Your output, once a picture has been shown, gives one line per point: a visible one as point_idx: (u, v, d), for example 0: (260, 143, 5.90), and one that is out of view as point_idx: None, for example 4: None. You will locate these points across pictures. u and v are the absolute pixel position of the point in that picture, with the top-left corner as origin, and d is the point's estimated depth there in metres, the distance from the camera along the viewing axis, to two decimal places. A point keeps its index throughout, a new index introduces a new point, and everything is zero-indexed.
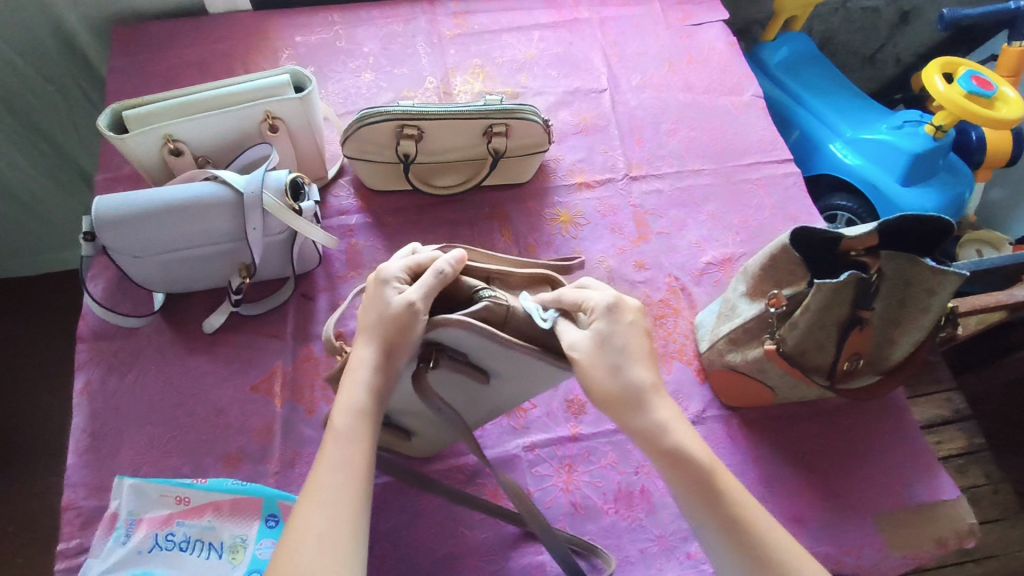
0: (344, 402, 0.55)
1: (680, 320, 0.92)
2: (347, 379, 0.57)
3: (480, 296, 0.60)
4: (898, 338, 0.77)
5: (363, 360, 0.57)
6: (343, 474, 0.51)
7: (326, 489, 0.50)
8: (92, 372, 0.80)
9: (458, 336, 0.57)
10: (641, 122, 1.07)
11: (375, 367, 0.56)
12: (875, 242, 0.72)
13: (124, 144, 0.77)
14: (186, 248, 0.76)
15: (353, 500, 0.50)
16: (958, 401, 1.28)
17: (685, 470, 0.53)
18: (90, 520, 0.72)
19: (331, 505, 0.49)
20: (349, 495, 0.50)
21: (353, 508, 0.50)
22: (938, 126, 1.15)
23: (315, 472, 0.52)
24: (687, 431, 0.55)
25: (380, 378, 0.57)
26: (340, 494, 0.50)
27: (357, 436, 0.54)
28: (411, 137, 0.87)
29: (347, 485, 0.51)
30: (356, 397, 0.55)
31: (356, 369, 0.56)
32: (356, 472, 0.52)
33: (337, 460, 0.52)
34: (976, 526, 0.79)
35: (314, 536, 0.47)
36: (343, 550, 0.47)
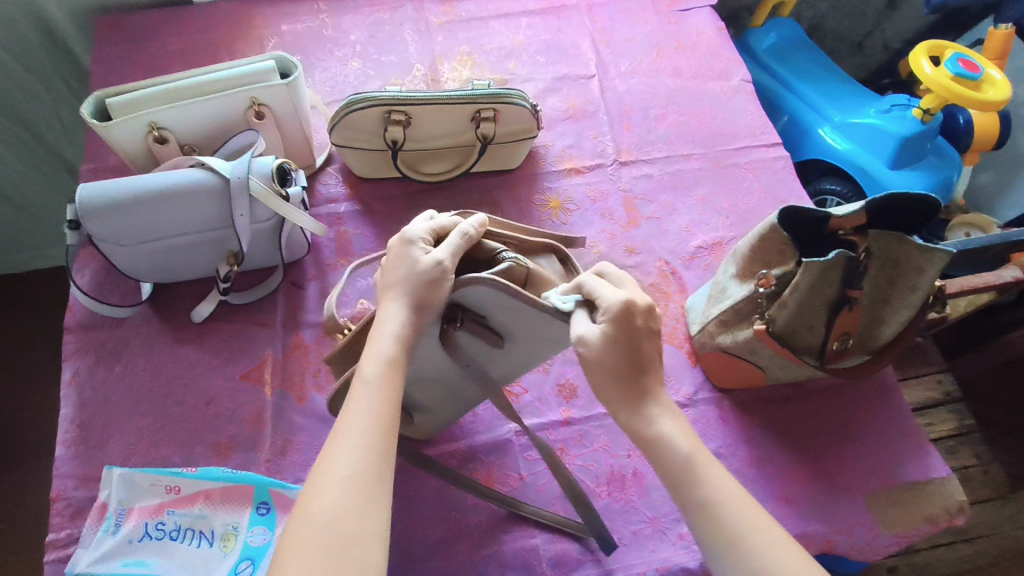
0: (371, 350, 0.56)
1: (671, 304, 0.92)
2: (375, 330, 0.57)
3: (502, 257, 0.62)
4: (887, 317, 0.78)
5: (391, 314, 0.57)
6: (369, 418, 0.51)
7: (353, 433, 0.50)
8: (81, 363, 0.80)
9: (483, 296, 0.59)
10: (630, 107, 1.07)
11: (403, 320, 0.57)
12: (864, 221, 0.73)
13: (108, 132, 0.76)
14: (172, 236, 0.76)
15: (379, 444, 0.50)
16: (948, 383, 1.30)
17: (664, 458, 0.55)
18: (80, 511, 0.72)
19: (358, 448, 0.49)
20: (377, 440, 0.51)
21: (380, 452, 0.50)
22: (925, 109, 1.15)
23: (343, 416, 0.52)
24: (671, 419, 0.56)
25: (407, 328, 0.57)
26: (367, 439, 0.50)
27: (384, 383, 0.54)
28: (398, 123, 0.86)
29: (375, 431, 0.51)
30: (383, 346, 0.55)
31: (383, 323, 0.57)
32: (382, 418, 0.52)
33: (363, 405, 0.52)
34: (966, 503, 0.80)
35: (342, 477, 0.48)
36: (371, 492, 0.48)
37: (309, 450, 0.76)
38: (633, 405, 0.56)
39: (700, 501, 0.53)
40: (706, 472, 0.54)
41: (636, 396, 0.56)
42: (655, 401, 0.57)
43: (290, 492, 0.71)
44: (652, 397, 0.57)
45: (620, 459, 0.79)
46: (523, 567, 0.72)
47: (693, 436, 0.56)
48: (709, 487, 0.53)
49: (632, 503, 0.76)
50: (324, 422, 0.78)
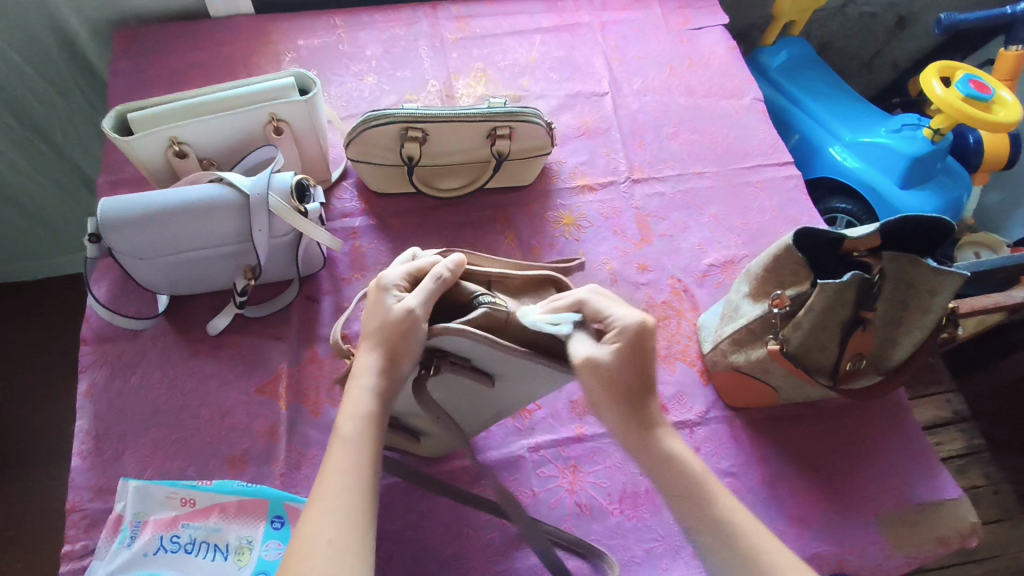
0: (349, 408, 0.57)
1: (683, 321, 0.92)
2: (352, 388, 0.58)
3: (478, 302, 0.60)
4: (900, 338, 0.78)
5: (367, 367, 0.57)
6: (351, 477, 0.52)
7: (335, 492, 0.51)
8: (97, 374, 0.80)
9: (462, 344, 0.58)
10: (643, 125, 1.08)
11: (377, 374, 0.57)
12: (878, 242, 0.73)
13: (130, 146, 0.77)
14: (189, 251, 0.76)
15: (360, 503, 0.51)
16: (957, 402, 1.28)
17: (678, 483, 0.56)
18: (95, 523, 0.72)
19: (337, 507, 0.50)
20: (356, 497, 0.51)
21: (360, 509, 0.50)
22: (935, 129, 1.16)
23: (322, 476, 0.53)
24: (675, 440, 0.57)
25: (382, 383, 0.57)
26: (349, 496, 0.51)
27: (362, 438, 0.54)
28: (415, 139, 0.87)
29: (356, 488, 0.51)
30: (362, 402, 0.56)
31: (360, 376, 0.57)
32: (361, 476, 0.52)
33: (343, 463, 0.53)
34: (979, 524, 0.80)
35: (327, 537, 0.48)
36: (353, 549, 0.48)
37: (323, 464, 0.77)
38: (643, 423, 0.57)
39: (707, 522, 0.54)
40: (712, 491, 0.55)
41: (638, 416, 0.57)
42: (648, 422, 0.57)
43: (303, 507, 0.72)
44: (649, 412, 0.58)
45: (632, 477, 0.79)
46: None
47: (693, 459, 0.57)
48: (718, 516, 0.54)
49: (645, 521, 0.76)
50: None
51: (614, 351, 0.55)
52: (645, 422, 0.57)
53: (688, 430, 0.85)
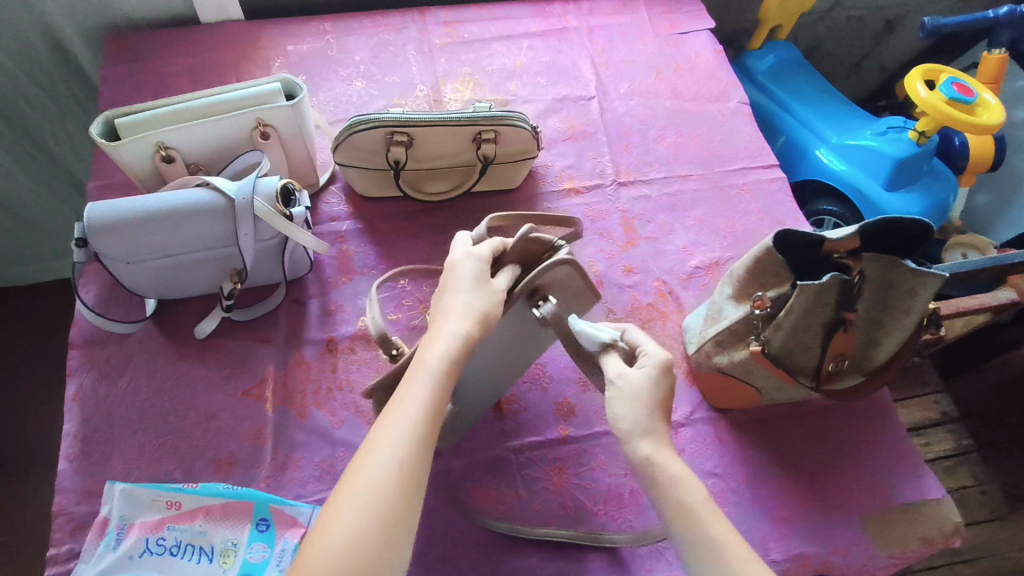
0: (433, 343, 0.58)
1: (668, 323, 0.93)
2: (436, 325, 0.59)
3: (557, 249, 0.68)
4: (882, 339, 0.79)
5: (455, 307, 0.60)
6: (421, 407, 0.53)
7: (403, 419, 0.52)
8: (84, 378, 0.81)
9: (563, 275, 0.68)
10: (629, 128, 1.09)
11: (467, 320, 0.59)
12: (856, 243, 0.74)
13: (117, 152, 0.78)
14: (176, 254, 0.77)
15: (429, 426, 0.53)
16: (945, 403, 1.31)
17: (677, 504, 0.54)
18: (81, 526, 0.72)
19: (402, 433, 0.51)
20: (428, 420, 0.53)
21: (421, 438, 0.52)
22: (920, 132, 1.17)
23: (398, 395, 0.55)
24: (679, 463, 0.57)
25: (469, 329, 0.59)
26: (414, 425, 0.52)
27: (441, 374, 0.56)
28: (401, 143, 0.87)
29: (430, 412, 0.53)
30: (447, 342, 0.57)
31: (448, 315, 0.60)
32: (435, 404, 0.54)
33: (416, 394, 0.54)
34: (962, 524, 0.81)
35: (390, 459, 0.50)
36: (411, 475, 0.50)
37: (308, 467, 0.77)
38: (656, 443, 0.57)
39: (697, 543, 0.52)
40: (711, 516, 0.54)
41: (651, 439, 0.57)
42: (661, 447, 0.57)
43: (288, 509, 0.73)
44: (665, 437, 0.58)
45: (616, 478, 0.80)
46: None
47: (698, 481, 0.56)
48: (714, 539, 0.52)
49: (628, 522, 0.77)
50: (324, 439, 0.79)
51: (648, 373, 0.60)
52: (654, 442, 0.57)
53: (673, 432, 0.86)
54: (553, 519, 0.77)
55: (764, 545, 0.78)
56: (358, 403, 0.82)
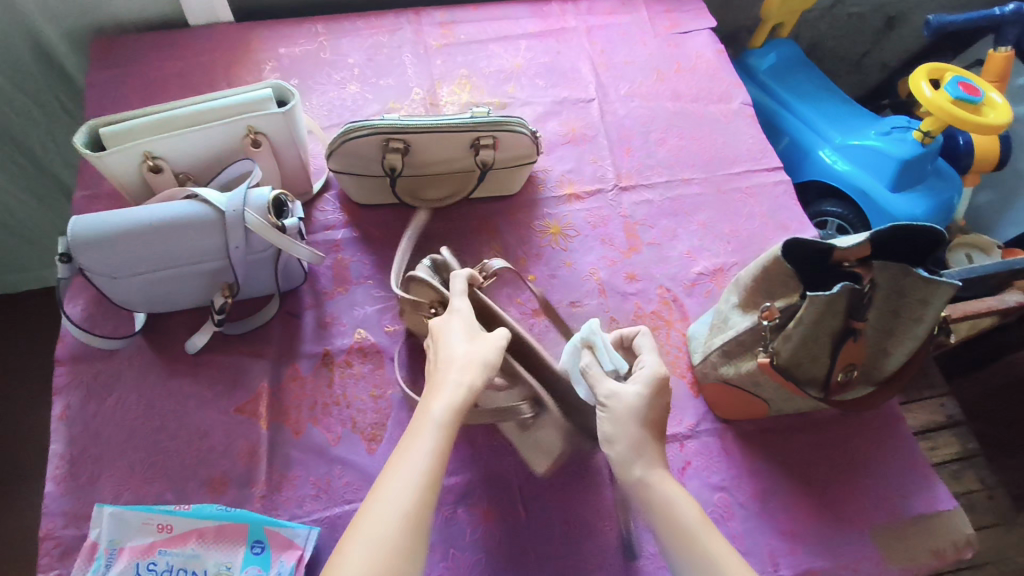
0: (436, 394, 0.57)
1: (672, 332, 0.91)
2: (438, 379, 0.59)
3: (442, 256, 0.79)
4: (892, 348, 0.77)
5: (455, 358, 0.60)
6: (426, 458, 0.53)
7: (407, 472, 0.52)
8: (72, 396, 0.78)
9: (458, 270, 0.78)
10: (630, 131, 1.06)
11: (471, 375, 0.58)
12: (868, 252, 0.72)
13: (103, 162, 0.75)
14: (165, 269, 0.74)
15: (426, 486, 0.52)
16: (951, 407, 1.27)
17: (675, 523, 0.56)
18: (69, 550, 0.70)
19: (406, 486, 0.51)
20: (424, 480, 0.52)
21: (421, 497, 0.51)
22: (926, 132, 1.15)
23: (396, 455, 0.54)
24: (685, 498, 0.58)
25: (472, 381, 0.58)
26: (419, 477, 0.52)
27: (446, 426, 0.55)
28: (397, 150, 0.85)
29: (425, 472, 0.52)
30: (451, 394, 0.57)
31: (449, 366, 0.59)
32: (433, 463, 0.53)
33: (420, 444, 0.54)
34: (974, 536, 0.79)
35: (395, 514, 0.50)
36: (414, 532, 0.49)
37: (304, 486, 0.75)
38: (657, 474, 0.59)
39: None
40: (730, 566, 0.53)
41: (646, 458, 0.59)
42: (652, 467, 0.59)
43: (283, 531, 0.71)
44: (653, 455, 0.60)
45: None
46: None
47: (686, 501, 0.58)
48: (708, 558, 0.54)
49: (634, 539, 0.75)
50: (321, 456, 0.77)
51: (638, 393, 0.62)
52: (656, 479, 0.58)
53: (678, 444, 0.84)
54: (557, 536, 0.75)
55: (772, 560, 0.77)
56: (355, 418, 0.80)
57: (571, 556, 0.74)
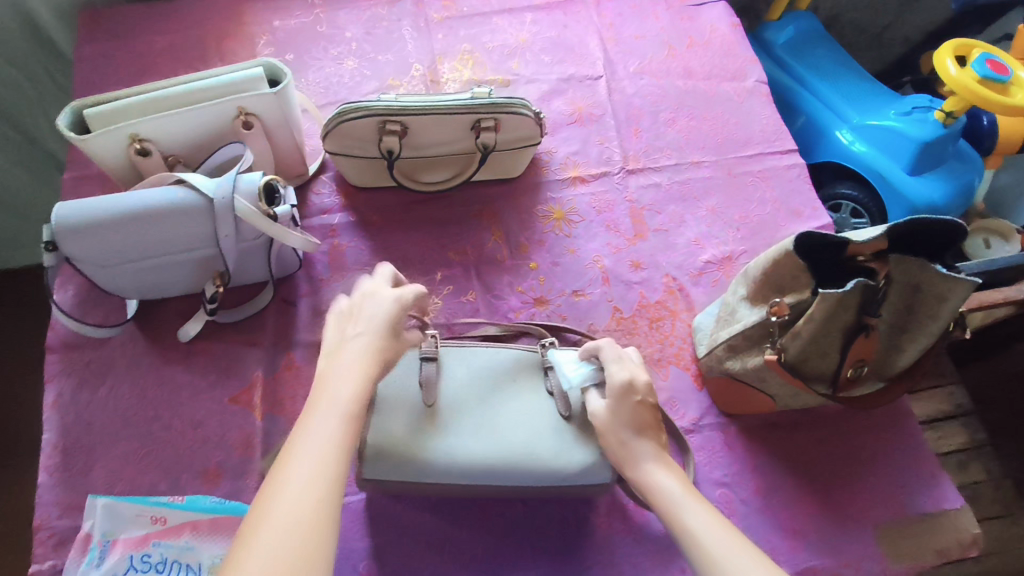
0: (327, 383, 0.55)
1: (677, 322, 0.88)
2: (327, 369, 0.56)
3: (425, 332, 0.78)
4: (905, 345, 0.75)
5: (349, 348, 0.58)
6: (325, 449, 0.50)
7: (305, 465, 0.49)
8: (64, 384, 0.77)
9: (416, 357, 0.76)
10: (639, 110, 1.02)
11: (365, 363, 0.57)
12: (884, 244, 0.68)
13: (88, 145, 0.72)
14: (154, 257, 0.72)
15: (331, 465, 0.49)
16: (961, 396, 1.25)
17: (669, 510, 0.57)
18: (63, 541, 0.70)
19: (307, 479, 0.48)
20: (324, 463, 0.49)
21: (330, 478, 0.49)
22: (948, 112, 1.10)
23: (291, 445, 0.51)
24: (661, 465, 0.61)
25: (365, 365, 0.57)
26: (319, 469, 0.49)
27: (348, 406, 0.54)
28: (394, 133, 0.81)
29: (325, 456, 0.50)
30: (343, 380, 0.55)
31: (338, 357, 0.57)
32: (336, 443, 0.51)
33: (317, 433, 0.51)
34: (979, 536, 0.78)
35: (298, 499, 0.47)
36: (322, 513, 0.47)
37: None
38: (633, 462, 0.62)
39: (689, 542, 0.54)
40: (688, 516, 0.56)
41: (644, 445, 0.62)
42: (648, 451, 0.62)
43: None
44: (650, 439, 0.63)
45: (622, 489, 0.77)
46: None
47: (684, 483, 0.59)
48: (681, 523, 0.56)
49: (633, 534, 0.74)
50: None
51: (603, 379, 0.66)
52: (635, 461, 0.61)
53: None
54: (555, 530, 0.74)
55: (774, 558, 0.75)
56: None
57: (570, 551, 0.74)
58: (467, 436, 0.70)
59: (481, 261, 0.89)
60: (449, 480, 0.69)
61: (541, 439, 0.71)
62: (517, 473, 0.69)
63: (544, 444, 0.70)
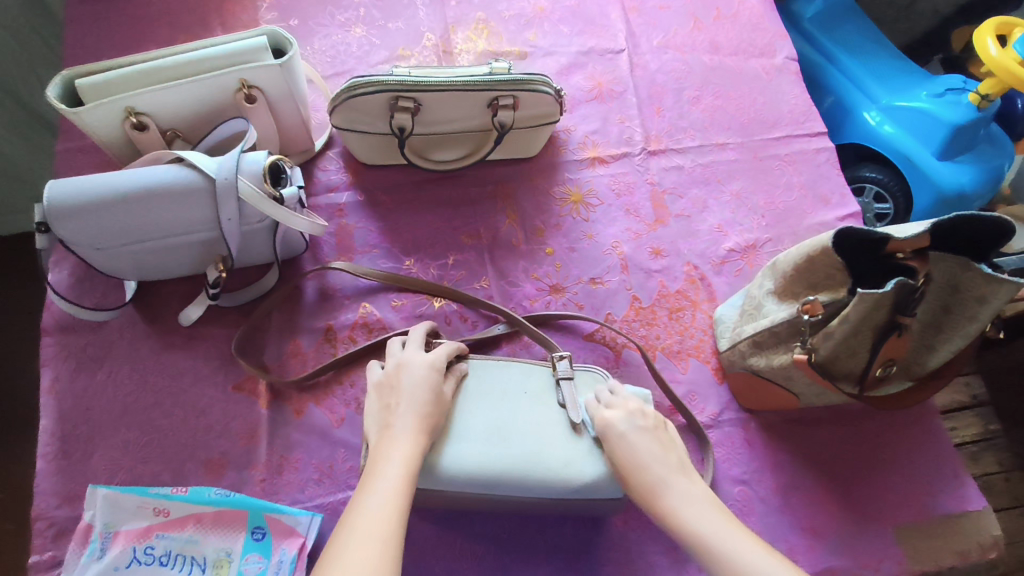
0: (383, 452, 0.57)
1: (698, 313, 0.85)
2: (382, 440, 0.59)
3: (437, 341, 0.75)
4: (937, 346, 0.71)
5: (398, 421, 0.60)
6: (387, 512, 0.51)
7: (368, 521, 0.50)
8: (60, 369, 0.74)
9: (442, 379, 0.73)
10: (662, 87, 0.97)
11: (415, 435, 0.60)
12: (926, 242, 0.64)
13: (80, 118, 0.68)
14: (153, 240, 0.68)
15: (392, 521, 0.50)
16: (976, 386, 1.20)
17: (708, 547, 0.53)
18: (63, 531, 0.67)
19: (366, 534, 0.49)
20: (384, 521, 0.50)
21: (390, 535, 0.49)
22: (983, 95, 1.05)
23: (352, 505, 0.52)
24: (688, 498, 0.57)
25: (415, 437, 0.59)
26: (380, 521, 0.50)
27: (405, 472, 0.56)
28: (407, 109, 0.77)
29: (387, 516, 0.51)
30: (400, 447, 0.58)
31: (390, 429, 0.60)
32: (395, 502, 0.52)
33: (379, 491, 0.53)
34: (1001, 539, 0.76)
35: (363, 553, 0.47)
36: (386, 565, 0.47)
37: (306, 470, 0.72)
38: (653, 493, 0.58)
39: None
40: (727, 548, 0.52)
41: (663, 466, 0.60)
42: (670, 480, 0.58)
43: (285, 518, 0.68)
44: (673, 464, 0.60)
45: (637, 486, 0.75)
46: None
47: (702, 496, 0.58)
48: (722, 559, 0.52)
49: (648, 532, 0.73)
50: (323, 439, 0.73)
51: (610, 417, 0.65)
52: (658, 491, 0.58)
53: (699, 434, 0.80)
54: (569, 527, 0.73)
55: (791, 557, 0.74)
56: (360, 399, 0.76)
57: (583, 549, 0.72)
58: (475, 443, 0.67)
59: (495, 245, 0.85)
60: (462, 489, 0.65)
61: (550, 447, 0.67)
62: (531, 481, 0.65)
63: (553, 452, 0.67)
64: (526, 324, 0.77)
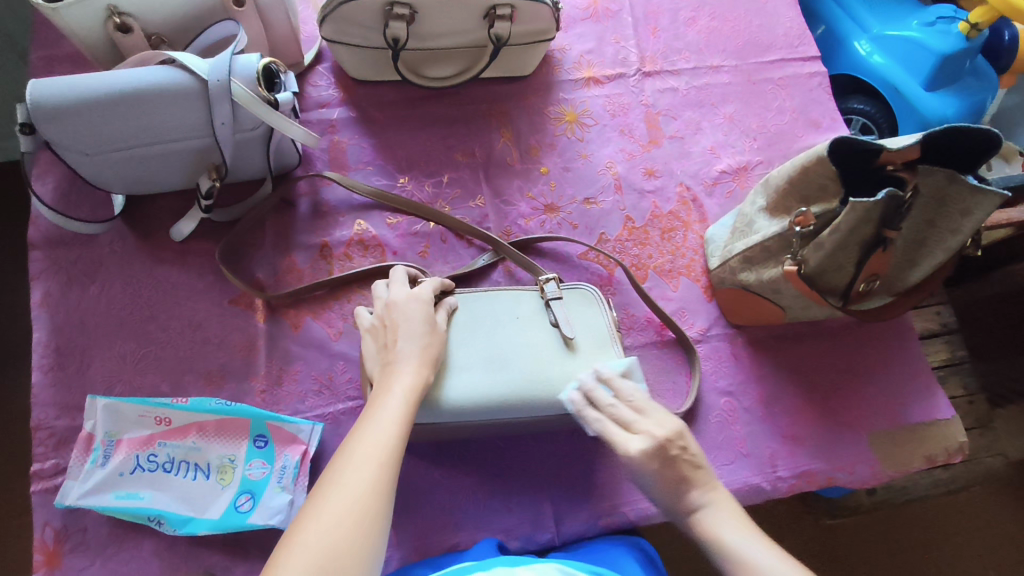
0: (389, 381, 0.57)
1: (689, 234, 0.86)
2: (388, 371, 0.59)
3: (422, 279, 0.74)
4: (920, 260, 0.73)
5: (403, 352, 0.60)
6: (388, 434, 0.51)
7: (369, 445, 0.50)
8: (50, 283, 0.73)
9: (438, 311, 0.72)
10: (658, 7, 0.96)
11: (417, 365, 0.59)
12: (916, 154, 0.64)
13: (59, 16, 0.64)
14: (144, 145, 0.66)
15: (391, 444, 0.50)
16: (947, 315, 1.14)
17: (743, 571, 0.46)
18: (64, 441, 0.68)
19: (367, 452, 0.49)
20: (385, 446, 0.50)
21: (389, 458, 0.49)
22: (974, 24, 1.03)
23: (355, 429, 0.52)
24: (717, 515, 0.50)
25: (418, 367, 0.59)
26: (381, 445, 0.50)
27: (409, 399, 0.55)
28: (402, 17, 0.74)
29: (388, 440, 0.51)
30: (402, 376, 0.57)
31: (394, 359, 0.59)
32: (397, 428, 0.52)
33: (382, 416, 0.53)
34: (966, 444, 0.81)
35: (363, 473, 0.47)
36: (384, 485, 0.47)
37: (305, 381, 0.72)
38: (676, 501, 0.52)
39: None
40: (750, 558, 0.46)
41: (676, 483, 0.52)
42: (679, 489, 0.52)
43: (287, 427, 0.69)
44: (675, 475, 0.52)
45: None
46: (527, 495, 0.73)
47: (737, 520, 0.50)
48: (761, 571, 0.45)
49: None
50: (322, 351, 0.74)
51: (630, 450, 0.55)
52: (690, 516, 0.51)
53: None
54: (563, 434, 0.76)
55: (772, 462, 0.78)
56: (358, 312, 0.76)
57: (577, 456, 0.76)
58: (474, 371, 0.67)
59: (490, 164, 0.85)
60: (464, 417, 0.66)
61: (546, 368, 0.69)
62: (528, 403, 0.67)
63: (550, 372, 0.68)
64: (508, 249, 0.77)
